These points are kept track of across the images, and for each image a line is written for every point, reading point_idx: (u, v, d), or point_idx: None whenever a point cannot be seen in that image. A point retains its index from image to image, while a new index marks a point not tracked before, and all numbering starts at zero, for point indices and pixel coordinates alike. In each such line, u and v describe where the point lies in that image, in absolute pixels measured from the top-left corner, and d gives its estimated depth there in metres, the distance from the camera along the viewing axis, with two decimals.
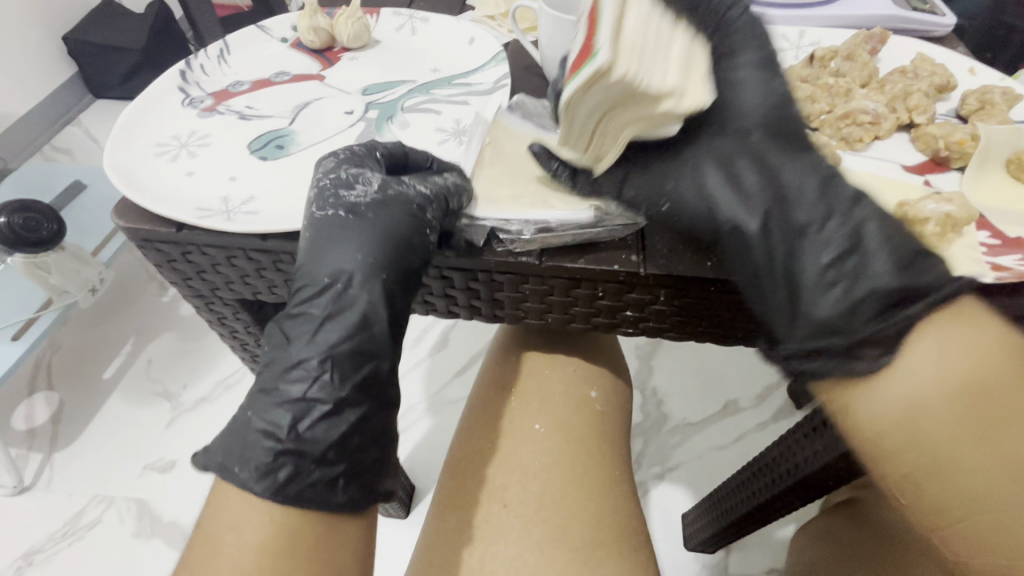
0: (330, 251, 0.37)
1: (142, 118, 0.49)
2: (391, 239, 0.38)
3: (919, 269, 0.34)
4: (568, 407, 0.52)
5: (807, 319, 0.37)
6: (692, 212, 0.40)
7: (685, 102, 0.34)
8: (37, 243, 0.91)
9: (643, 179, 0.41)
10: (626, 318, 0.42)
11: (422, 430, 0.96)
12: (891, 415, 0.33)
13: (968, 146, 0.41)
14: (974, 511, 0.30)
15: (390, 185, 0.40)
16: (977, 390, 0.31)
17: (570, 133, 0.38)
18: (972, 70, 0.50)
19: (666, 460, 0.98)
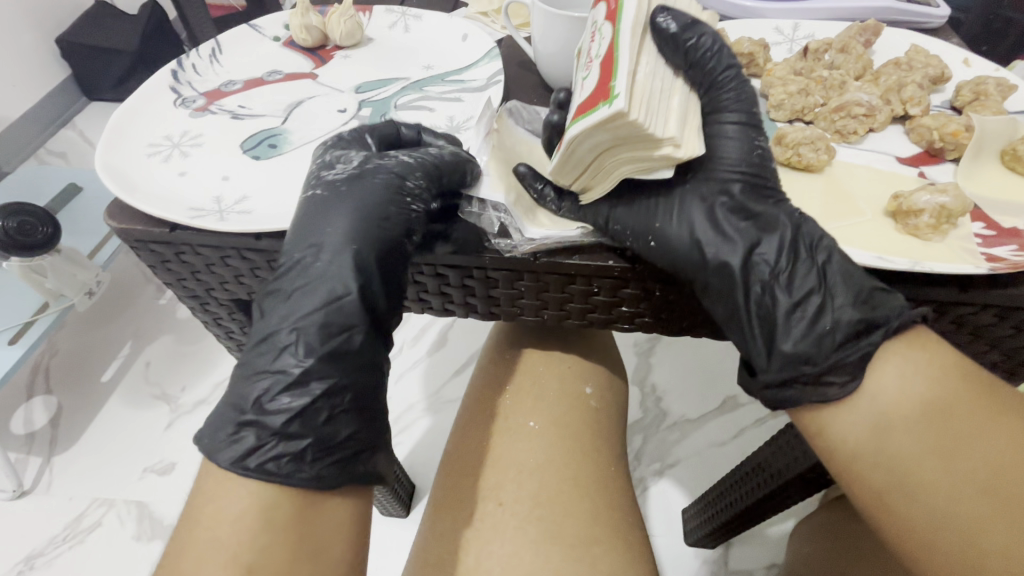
0: (310, 234, 0.38)
1: (133, 118, 0.49)
2: (371, 208, 0.38)
3: (875, 305, 0.35)
4: (564, 404, 0.52)
5: (776, 354, 0.36)
6: (678, 251, 0.37)
7: (683, 153, 0.33)
8: (33, 247, 0.90)
9: (631, 211, 0.39)
10: (621, 314, 0.42)
11: (422, 429, 0.96)
12: (861, 434, 0.34)
13: (962, 138, 0.41)
14: (935, 525, 0.33)
15: (371, 161, 0.41)
16: (933, 410, 0.34)
17: (559, 166, 0.38)
18: (966, 61, 0.50)
19: (665, 456, 0.98)
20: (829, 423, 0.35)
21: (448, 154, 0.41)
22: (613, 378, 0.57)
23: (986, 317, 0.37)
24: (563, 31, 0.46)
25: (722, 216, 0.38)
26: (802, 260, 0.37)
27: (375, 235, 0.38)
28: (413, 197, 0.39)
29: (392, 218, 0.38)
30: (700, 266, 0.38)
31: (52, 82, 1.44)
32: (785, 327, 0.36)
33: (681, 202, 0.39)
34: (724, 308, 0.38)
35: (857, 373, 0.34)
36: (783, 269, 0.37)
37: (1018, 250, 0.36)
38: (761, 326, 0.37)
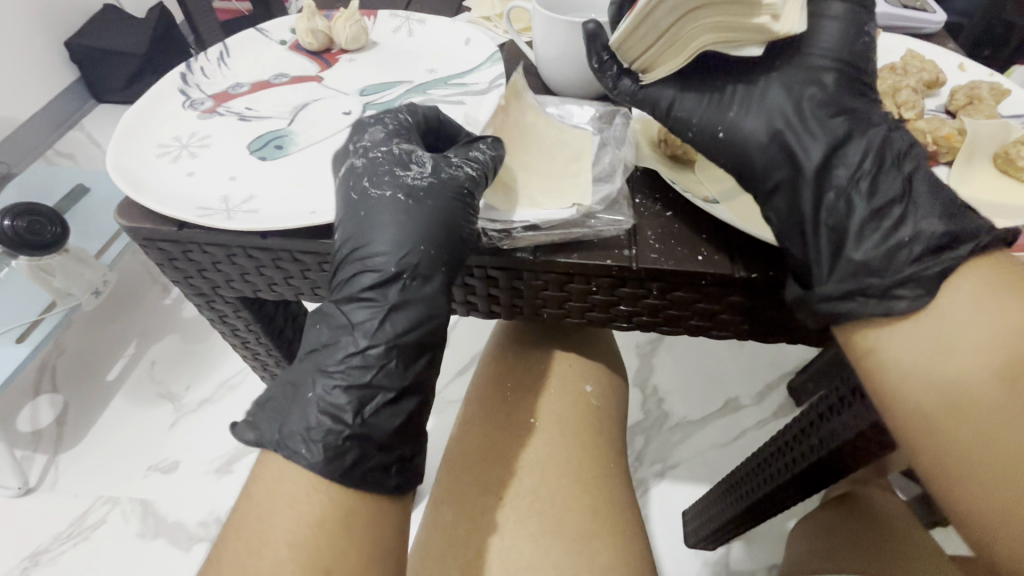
0: (380, 248, 0.38)
1: (144, 119, 0.50)
2: (442, 226, 0.38)
3: (956, 219, 0.35)
4: (563, 402, 0.53)
5: (840, 265, 0.36)
6: (752, 144, 0.39)
7: (777, 26, 0.34)
8: (42, 246, 0.92)
9: (703, 102, 0.40)
10: (620, 312, 0.43)
11: None
12: (927, 349, 0.33)
13: (957, 140, 0.42)
14: (998, 448, 0.31)
15: (442, 168, 0.40)
16: (1012, 332, 0.32)
17: (630, 42, 0.39)
18: (961, 66, 0.51)
19: (666, 458, 0.98)
20: (888, 338, 0.34)
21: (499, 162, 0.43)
22: (614, 377, 0.58)
23: None
24: (563, 37, 0.47)
25: (796, 132, 0.39)
26: (884, 170, 0.37)
27: (444, 258, 0.38)
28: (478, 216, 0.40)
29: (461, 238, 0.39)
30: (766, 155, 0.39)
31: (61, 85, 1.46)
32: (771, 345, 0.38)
33: (759, 96, 0.40)
34: (786, 215, 0.38)
35: (931, 289, 0.33)
36: (854, 165, 0.37)
37: (1009, 251, 0.37)
38: (829, 237, 0.36)
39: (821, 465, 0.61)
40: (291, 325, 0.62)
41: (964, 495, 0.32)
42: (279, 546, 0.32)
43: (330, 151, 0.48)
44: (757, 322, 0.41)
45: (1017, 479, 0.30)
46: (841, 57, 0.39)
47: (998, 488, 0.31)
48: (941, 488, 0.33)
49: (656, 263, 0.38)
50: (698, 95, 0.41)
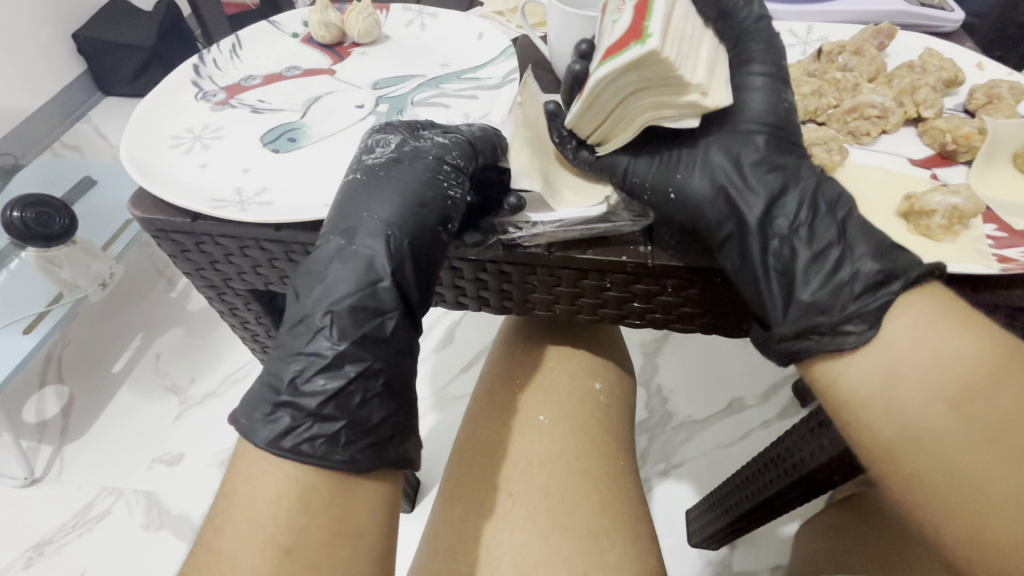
0: (356, 223, 0.38)
1: (157, 111, 0.50)
2: (410, 193, 0.39)
3: (896, 257, 0.36)
4: (572, 398, 0.53)
5: (792, 307, 0.36)
6: (700, 201, 0.39)
7: (708, 100, 0.36)
8: (50, 237, 0.92)
9: (649, 161, 0.41)
10: (633, 309, 0.42)
11: (427, 425, 0.97)
12: (871, 383, 0.34)
13: (976, 140, 0.42)
14: (942, 473, 0.33)
15: (408, 145, 0.41)
16: (947, 362, 0.33)
17: (580, 119, 0.40)
18: (980, 65, 0.50)
19: (670, 457, 0.98)
20: (840, 376, 0.35)
21: (481, 133, 0.43)
22: (623, 375, 0.58)
23: (996, 318, 0.37)
24: (579, 31, 0.46)
25: (751, 168, 0.39)
26: (824, 215, 0.38)
27: (415, 222, 0.38)
28: (450, 180, 0.40)
29: (429, 201, 0.39)
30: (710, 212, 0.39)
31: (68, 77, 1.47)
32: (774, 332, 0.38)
33: (700, 153, 0.40)
34: (745, 265, 0.37)
35: (876, 321, 0.35)
36: (788, 227, 0.38)
37: None
38: (781, 279, 0.37)
39: (829, 465, 0.61)
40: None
41: (920, 514, 0.34)
42: (263, 533, 0.32)
43: (344, 144, 0.48)
44: None
45: (965, 498, 0.33)
46: (774, 118, 0.40)
47: (955, 509, 0.33)
48: (910, 508, 0.35)
49: (671, 260, 0.38)
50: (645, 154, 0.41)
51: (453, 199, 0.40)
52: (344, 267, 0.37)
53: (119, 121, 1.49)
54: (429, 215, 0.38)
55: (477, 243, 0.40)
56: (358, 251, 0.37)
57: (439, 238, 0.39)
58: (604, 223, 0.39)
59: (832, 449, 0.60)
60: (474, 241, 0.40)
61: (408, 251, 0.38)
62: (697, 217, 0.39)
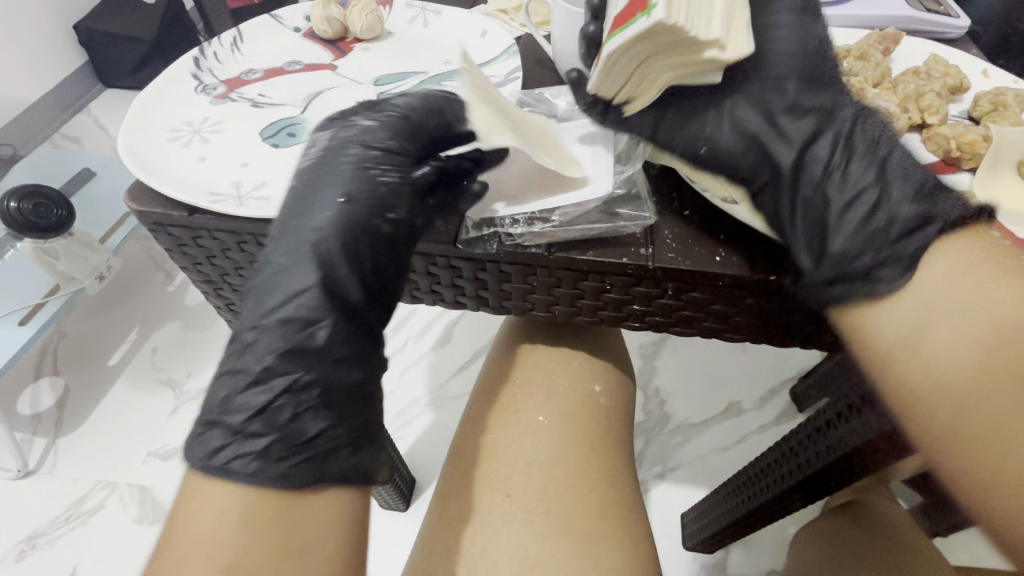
0: (307, 217, 0.37)
1: (155, 103, 0.49)
2: (344, 186, 0.38)
3: (931, 201, 0.35)
4: (571, 400, 0.52)
5: (823, 256, 0.36)
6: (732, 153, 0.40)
7: (728, 53, 0.36)
8: (47, 229, 0.92)
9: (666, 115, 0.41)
10: (633, 312, 0.42)
11: (423, 424, 0.97)
12: (902, 325, 0.34)
13: (980, 147, 0.41)
14: (981, 423, 0.32)
15: (338, 137, 0.41)
16: (982, 307, 0.33)
17: (603, 85, 0.40)
18: (985, 71, 0.50)
19: (667, 459, 0.98)
20: (870, 318, 0.36)
21: (414, 111, 0.42)
22: (622, 377, 0.58)
23: None
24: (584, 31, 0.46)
25: (783, 115, 0.40)
26: (857, 158, 0.38)
27: (362, 204, 0.38)
28: (383, 167, 0.40)
29: (372, 186, 0.38)
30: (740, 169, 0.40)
31: (68, 68, 1.46)
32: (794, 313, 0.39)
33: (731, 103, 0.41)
34: (776, 210, 0.38)
35: (911, 266, 0.35)
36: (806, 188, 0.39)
37: None
38: (810, 222, 0.37)
39: (827, 471, 0.60)
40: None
41: (958, 474, 0.33)
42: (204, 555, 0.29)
43: None
44: (774, 325, 0.40)
45: (1009, 455, 0.31)
46: (803, 67, 0.40)
47: (986, 464, 0.31)
48: (951, 467, 0.33)
49: (674, 263, 0.37)
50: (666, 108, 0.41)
51: (388, 184, 0.39)
52: (305, 261, 0.36)
53: (119, 113, 1.48)
54: (356, 205, 0.38)
55: (474, 242, 0.40)
56: (307, 237, 0.37)
57: (376, 224, 0.38)
58: (607, 226, 0.38)
59: (830, 455, 0.59)
60: (473, 239, 0.40)
61: (360, 234, 0.37)
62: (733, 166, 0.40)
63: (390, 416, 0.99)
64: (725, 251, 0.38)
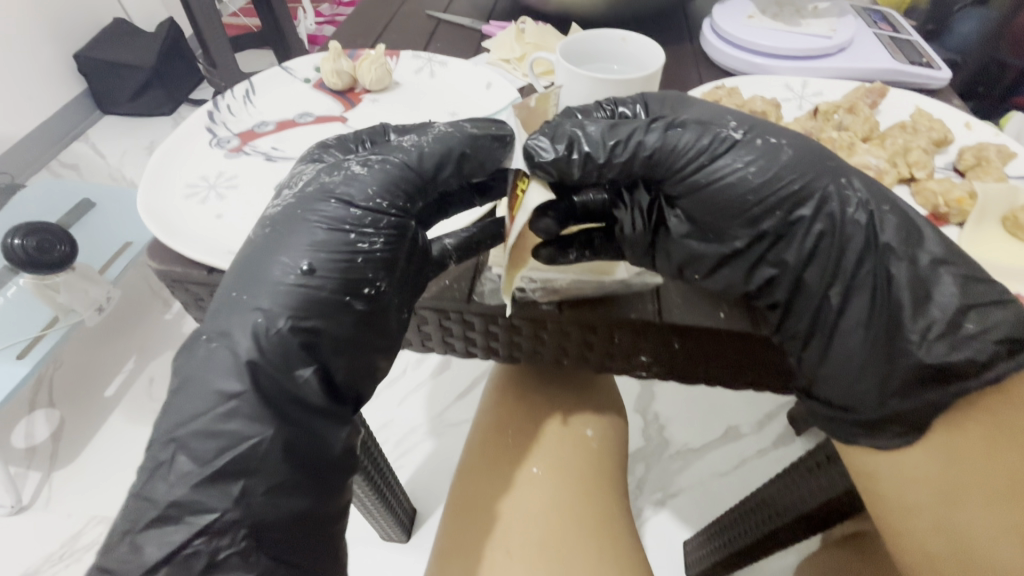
0: (263, 281, 0.35)
1: (173, 159, 0.51)
2: (309, 251, 0.35)
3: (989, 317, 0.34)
4: (566, 447, 0.56)
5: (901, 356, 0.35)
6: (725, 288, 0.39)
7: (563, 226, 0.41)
8: (48, 264, 0.92)
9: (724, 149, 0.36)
10: (639, 363, 0.43)
11: (423, 453, 0.98)
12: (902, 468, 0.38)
13: (966, 204, 0.43)
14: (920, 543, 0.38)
15: (360, 177, 0.38)
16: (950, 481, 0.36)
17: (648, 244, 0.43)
18: (967, 124, 0.52)
19: (667, 486, 0.99)
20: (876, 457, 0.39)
21: (415, 157, 0.38)
22: (613, 416, 0.61)
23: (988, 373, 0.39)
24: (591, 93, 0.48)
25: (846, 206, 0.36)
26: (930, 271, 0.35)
27: (330, 278, 0.35)
28: (362, 231, 0.36)
29: (337, 252, 0.36)
30: (741, 260, 0.38)
31: (67, 97, 1.47)
32: (862, 400, 0.37)
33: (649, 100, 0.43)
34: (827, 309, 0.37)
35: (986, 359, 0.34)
36: (811, 267, 0.37)
37: None
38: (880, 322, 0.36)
39: (825, 507, 0.63)
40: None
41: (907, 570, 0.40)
42: None
43: None
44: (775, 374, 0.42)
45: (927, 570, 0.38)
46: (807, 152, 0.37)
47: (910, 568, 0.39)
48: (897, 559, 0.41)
49: (681, 320, 0.39)
50: (695, 126, 0.37)
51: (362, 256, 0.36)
52: (294, 341, 0.34)
53: (119, 140, 1.50)
54: (318, 281, 0.35)
55: (491, 293, 0.42)
56: (267, 298, 0.34)
57: (344, 304, 0.36)
58: (615, 281, 0.40)
59: (830, 490, 0.61)
60: (489, 297, 0.41)
61: (334, 307, 0.36)
62: (788, 199, 0.36)
63: (390, 446, 0.99)
64: (728, 307, 0.39)
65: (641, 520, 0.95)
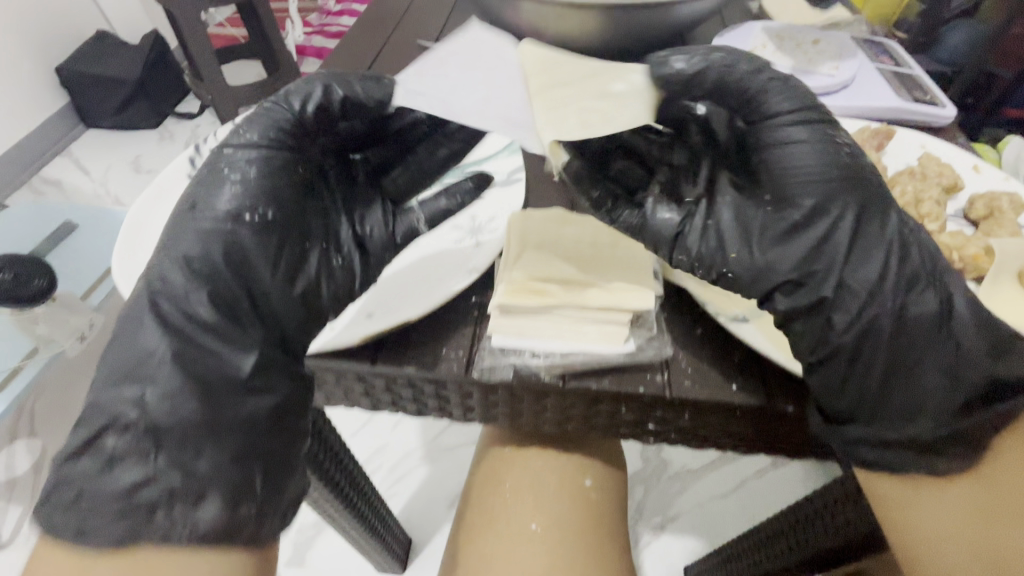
0: (184, 224, 0.37)
1: (151, 212, 0.48)
2: (217, 198, 0.38)
3: None
4: (563, 499, 0.55)
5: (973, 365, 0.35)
6: (756, 270, 0.38)
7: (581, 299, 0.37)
8: (28, 298, 0.89)
9: (803, 125, 0.37)
10: (647, 429, 0.41)
11: (418, 479, 0.95)
12: (937, 507, 0.35)
13: (983, 261, 0.42)
14: None
15: (247, 129, 0.40)
16: (984, 510, 0.35)
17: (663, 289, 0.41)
18: (976, 167, 0.51)
19: (667, 509, 0.97)
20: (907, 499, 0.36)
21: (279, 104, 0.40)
22: (610, 458, 0.59)
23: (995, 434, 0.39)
24: None
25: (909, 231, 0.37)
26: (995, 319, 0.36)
27: (251, 203, 0.38)
28: (262, 168, 0.39)
29: (257, 190, 0.39)
30: (794, 235, 0.37)
31: (49, 111, 1.43)
32: (919, 418, 0.35)
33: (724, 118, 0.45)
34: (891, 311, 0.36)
35: None
36: (878, 272, 0.36)
37: None
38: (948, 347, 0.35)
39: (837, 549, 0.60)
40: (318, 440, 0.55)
41: None
42: None
43: None
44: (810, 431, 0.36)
45: None
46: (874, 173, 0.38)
47: None
48: None
49: (691, 392, 0.36)
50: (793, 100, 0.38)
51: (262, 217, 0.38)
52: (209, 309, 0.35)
53: (101, 155, 1.45)
54: (222, 217, 0.37)
55: (488, 370, 0.37)
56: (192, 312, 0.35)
57: (231, 231, 0.37)
58: (622, 353, 0.37)
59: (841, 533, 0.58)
60: (486, 369, 0.37)
61: (247, 250, 0.37)
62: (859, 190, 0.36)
63: (384, 472, 0.96)
64: (742, 376, 0.37)
65: (641, 545, 0.94)
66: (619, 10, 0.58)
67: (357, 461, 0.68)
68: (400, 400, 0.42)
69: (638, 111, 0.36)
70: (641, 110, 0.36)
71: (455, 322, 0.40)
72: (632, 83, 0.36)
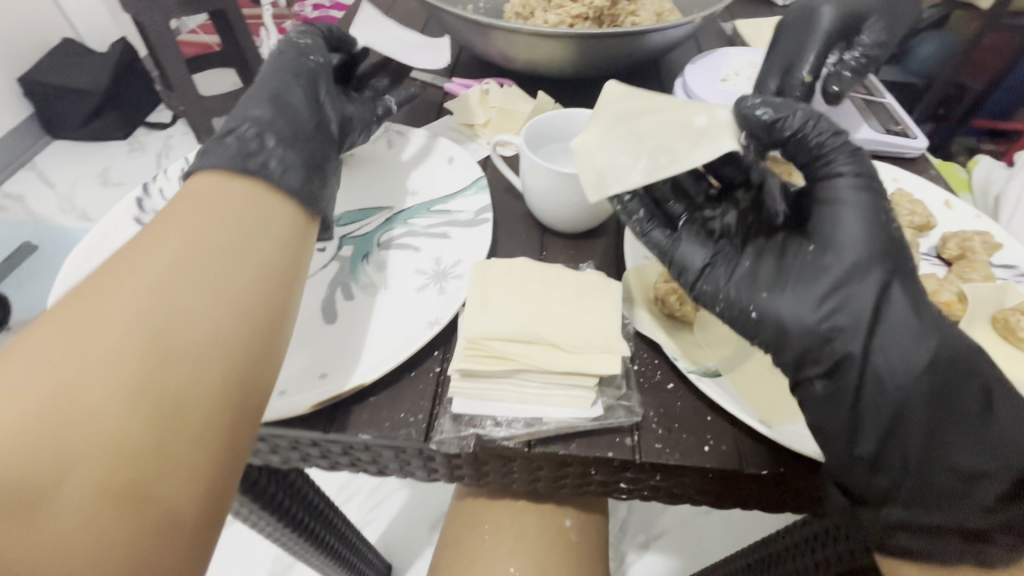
0: (274, 62, 0.46)
1: (92, 261, 0.45)
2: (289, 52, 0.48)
3: None
4: (543, 542, 0.52)
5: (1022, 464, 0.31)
6: (787, 319, 0.32)
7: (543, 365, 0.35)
8: None
9: (866, 190, 0.32)
10: (619, 488, 0.39)
11: (398, 503, 0.92)
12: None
13: (957, 308, 0.42)
14: None
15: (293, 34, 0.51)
16: None
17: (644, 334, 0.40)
18: (948, 203, 0.50)
19: (651, 527, 0.96)
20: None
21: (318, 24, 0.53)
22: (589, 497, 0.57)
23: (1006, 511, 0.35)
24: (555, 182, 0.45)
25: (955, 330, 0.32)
26: None
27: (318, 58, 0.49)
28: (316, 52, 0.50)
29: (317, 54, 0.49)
30: (835, 288, 0.32)
31: (9, 123, 1.37)
32: (959, 495, 0.32)
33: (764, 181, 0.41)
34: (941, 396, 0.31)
35: None
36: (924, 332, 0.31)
37: None
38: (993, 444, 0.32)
39: None
40: (284, 486, 0.53)
41: None
42: None
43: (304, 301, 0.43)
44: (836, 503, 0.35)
45: None
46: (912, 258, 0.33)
47: None
48: None
49: (662, 456, 0.35)
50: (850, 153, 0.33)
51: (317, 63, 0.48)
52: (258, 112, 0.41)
53: (65, 168, 1.40)
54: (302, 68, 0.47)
55: (449, 439, 0.35)
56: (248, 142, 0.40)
57: (310, 68, 0.47)
58: (590, 419, 0.35)
59: None
60: (446, 435, 0.35)
61: (314, 75, 0.47)
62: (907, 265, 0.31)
63: (364, 496, 0.93)
64: (714, 438, 0.35)
65: (625, 567, 0.93)
66: (592, 38, 0.56)
67: (325, 500, 0.65)
68: (359, 464, 0.39)
69: (720, 139, 0.34)
70: (727, 146, 0.34)
71: (415, 383, 0.38)
72: (718, 118, 0.35)
